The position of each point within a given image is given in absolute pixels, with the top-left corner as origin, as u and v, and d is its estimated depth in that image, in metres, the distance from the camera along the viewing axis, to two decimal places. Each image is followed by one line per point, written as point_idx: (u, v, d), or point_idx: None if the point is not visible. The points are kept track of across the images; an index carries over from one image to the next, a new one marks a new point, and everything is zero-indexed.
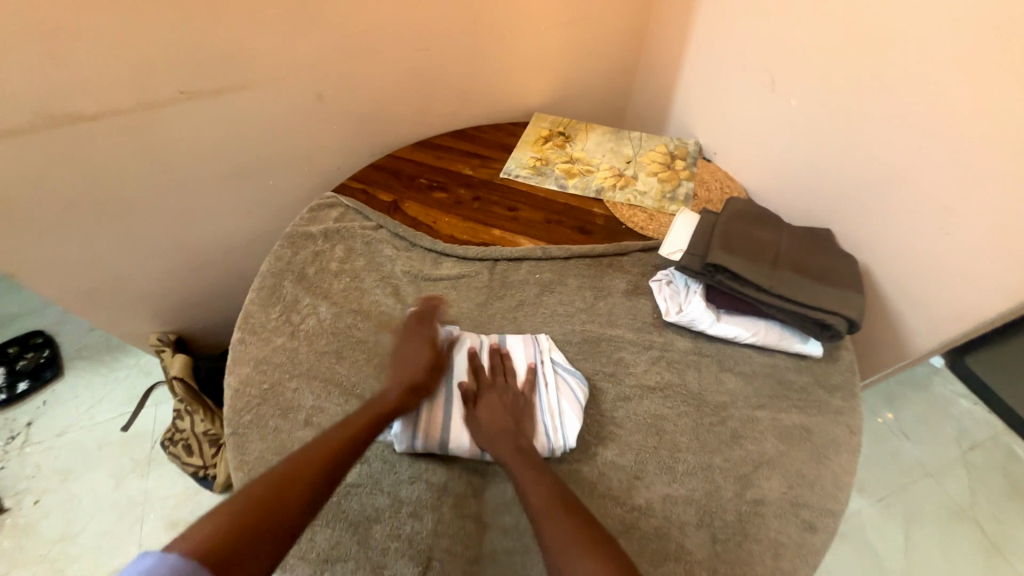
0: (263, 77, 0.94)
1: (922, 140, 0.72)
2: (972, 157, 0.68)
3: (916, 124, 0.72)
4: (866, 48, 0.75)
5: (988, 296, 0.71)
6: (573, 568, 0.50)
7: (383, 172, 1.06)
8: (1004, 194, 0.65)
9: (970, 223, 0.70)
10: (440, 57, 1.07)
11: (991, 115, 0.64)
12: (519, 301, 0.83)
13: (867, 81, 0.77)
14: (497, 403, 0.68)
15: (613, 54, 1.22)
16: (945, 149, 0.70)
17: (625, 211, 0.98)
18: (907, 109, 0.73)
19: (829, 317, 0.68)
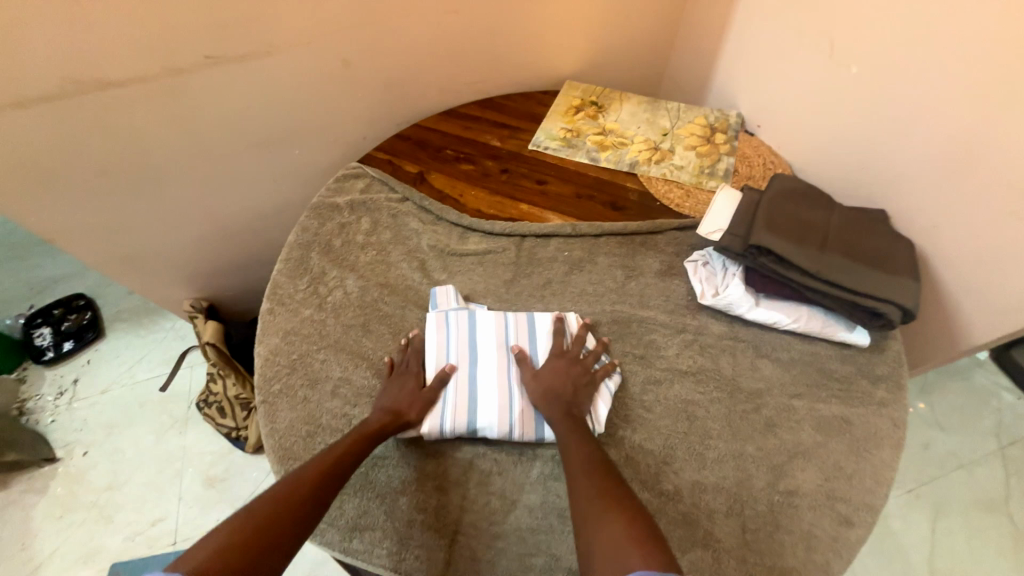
0: (288, 42, 0.91)
1: (1004, 112, 0.65)
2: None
3: (999, 94, 0.65)
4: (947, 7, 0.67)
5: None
6: (598, 520, 0.50)
7: (409, 142, 1.04)
8: None
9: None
10: (469, 20, 1.01)
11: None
12: (547, 278, 0.81)
13: (946, 44, 0.69)
14: (555, 368, 0.67)
15: (653, 16, 1.14)
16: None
17: (660, 187, 0.93)
18: (989, 77, 0.65)
19: (881, 305, 0.64)
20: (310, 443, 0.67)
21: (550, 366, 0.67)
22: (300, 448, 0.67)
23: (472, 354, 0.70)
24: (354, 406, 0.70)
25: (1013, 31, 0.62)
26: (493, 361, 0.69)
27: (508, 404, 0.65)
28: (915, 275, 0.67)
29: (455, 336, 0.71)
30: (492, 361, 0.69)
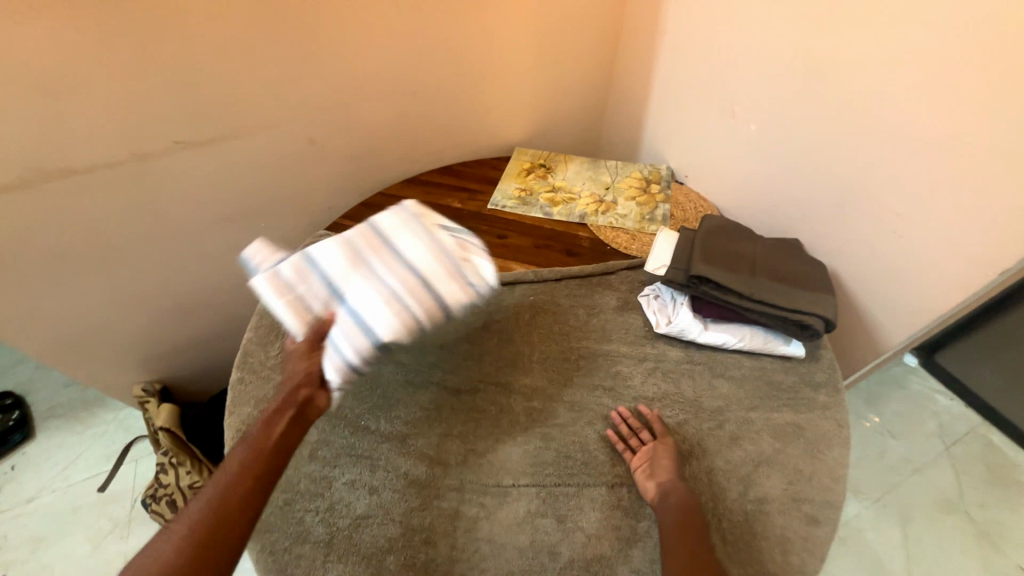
0: (257, 125, 0.98)
1: (868, 155, 0.81)
2: (915, 168, 0.76)
3: (860, 142, 0.81)
4: (808, 79, 0.85)
5: (939, 291, 0.78)
6: None
7: (374, 209, 1.10)
8: (944, 198, 0.74)
9: (921, 225, 0.77)
10: (424, 100, 1.14)
11: (926, 131, 0.73)
12: (515, 322, 0.86)
13: (815, 108, 0.86)
14: (647, 465, 0.66)
15: (585, 92, 1.32)
16: (890, 162, 0.78)
17: (609, 233, 1.04)
18: (851, 130, 0.82)
19: (806, 317, 0.73)
20: (288, 512, 0.64)
21: (644, 464, 0.66)
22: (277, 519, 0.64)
23: (350, 289, 0.71)
24: (333, 467, 0.68)
25: (860, 96, 0.79)
26: (373, 289, 0.71)
27: (392, 324, 0.69)
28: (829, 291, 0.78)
29: (326, 278, 0.71)
30: (369, 288, 0.71)
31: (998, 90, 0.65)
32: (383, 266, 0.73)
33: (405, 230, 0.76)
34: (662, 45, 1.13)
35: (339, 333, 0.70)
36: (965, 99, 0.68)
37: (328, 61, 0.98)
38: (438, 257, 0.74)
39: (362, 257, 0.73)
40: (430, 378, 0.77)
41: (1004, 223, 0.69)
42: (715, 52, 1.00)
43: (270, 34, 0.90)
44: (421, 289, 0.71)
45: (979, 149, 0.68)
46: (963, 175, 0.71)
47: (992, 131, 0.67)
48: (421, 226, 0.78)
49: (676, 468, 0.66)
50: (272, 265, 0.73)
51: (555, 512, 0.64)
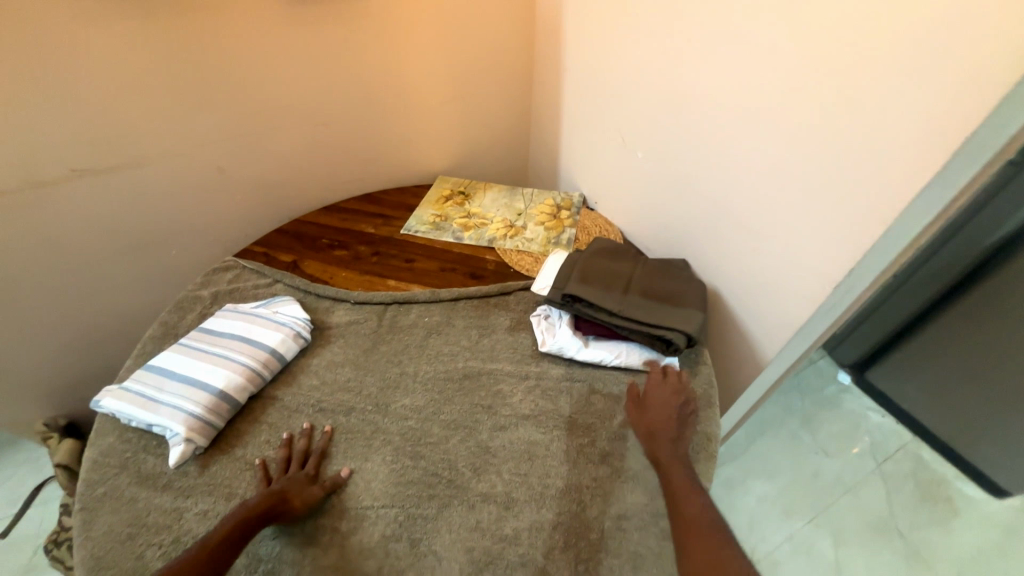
0: (162, 155, 1.00)
1: (727, 180, 0.84)
2: (764, 191, 0.78)
3: (720, 169, 0.85)
4: (676, 110, 0.90)
5: (793, 306, 0.80)
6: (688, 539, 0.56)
7: (287, 235, 1.11)
8: (784, 215, 0.76)
9: (774, 245, 0.79)
10: (340, 131, 1.18)
11: (764, 156, 0.76)
12: (404, 344, 0.87)
13: (682, 136, 0.91)
14: (666, 404, 0.73)
15: (504, 123, 1.38)
16: (744, 186, 0.81)
17: (513, 256, 1.06)
18: (711, 159, 0.86)
19: (671, 334, 0.76)
20: (130, 547, 0.61)
21: (664, 399, 0.73)
22: (115, 555, 0.60)
23: (194, 356, 0.77)
24: (186, 497, 0.66)
25: (712, 125, 0.83)
26: (216, 350, 0.78)
27: (234, 368, 0.75)
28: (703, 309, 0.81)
29: (169, 363, 0.76)
30: (209, 352, 0.77)
31: (811, 116, 0.68)
32: (223, 333, 0.81)
33: (235, 315, 0.86)
34: (566, 82, 1.20)
35: (167, 392, 0.72)
36: (786, 128, 0.72)
37: (233, 95, 1.01)
38: (269, 322, 0.84)
39: (210, 333, 0.82)
40: (306, 402, 0.77)
41: (833, 241, 0.70)
42: (605, 87, 1.06)
43: (169, 69, 0.93)
44: (249, 344, 0.79)
45: (801, 173, 0.72)
46: (792, 193, 0.74)
47: (808, 156, 0.70)
48: (249, 309, 0.87)
49: (675, 407, 0.73)
50: (115, 393, 0.73)
51: (409, 535, 0.62)
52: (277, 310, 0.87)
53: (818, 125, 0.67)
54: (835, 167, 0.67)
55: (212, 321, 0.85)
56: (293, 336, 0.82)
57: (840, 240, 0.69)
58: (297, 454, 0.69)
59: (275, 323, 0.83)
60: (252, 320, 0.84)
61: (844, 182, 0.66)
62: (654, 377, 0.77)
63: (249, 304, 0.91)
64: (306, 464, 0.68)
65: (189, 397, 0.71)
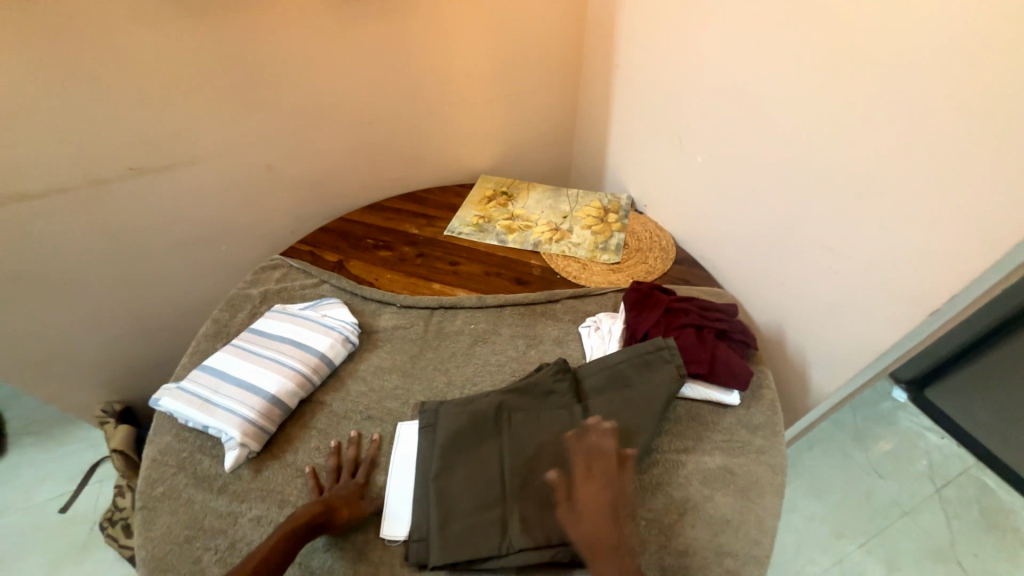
0: (212, 153, 1.01)
1: (801, 191, 0.78)
2: (845, 205, 0.72)
3: (794, 179, 0.79)
4: (745, 115, 0.84)
5: (869, 330, 0.74)
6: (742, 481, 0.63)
7: (332, 234, 1.11)
8: (865, 231, 0.70)
9: (853, 264, 0.73)
10: (384, 129, 1.16)
11: (852, 168, 0.70)
12: (451, 352, 0.85)
13: (751, 140, 0.84)
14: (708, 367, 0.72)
15: (550, 119, 1.33)
16: (821, 199, 0.75)
17: (560, 262, 1.03)
18: (784, 168, 0.80)
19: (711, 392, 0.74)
20: (187, 550, 0.62)
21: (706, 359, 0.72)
22: (174, 557, 0.62)
23: (247, 357, 0.78)
24: (240, 502, 0.66)
25: (788, 133, 0.77)
26: (268, 352, 0.78)
27: (285, 373, 0.75)
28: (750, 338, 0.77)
29: (223, 364, 0.77)
30: (262, 354, 0.78)
31: (913, 130, 0.61)
32: (275, 334, 0.82)
33: (284, 316, 0.86)
34: (617, 81, 1.15)
35: (221, 395, 0.72)
36: (878, 135, 0.65)
37: (282, 93, 1.01)
38: (317, 325, 0.83)
39: (261, 334, 0.82)
40: (356, 409, 0.77)
41: (923, 260, 0.64)
42: (662, 87, 1.01)
43: (220, 66, 0.92)
44: (299, 349, 0.79)
45: (886, 186, 0.66)
46: (876, 206, 0.68)
47: (898, 168, 0.64)
48: (297, 310, 0.87)
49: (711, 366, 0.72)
50: (172, 391, 0.74)
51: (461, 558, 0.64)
52: (325, 313, 0.87)
53: (920, 133, 0.61)
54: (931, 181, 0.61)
55: (263, 322, 0.85)
56: (341, 342, 0.82)
57: (932, 265, 0.64)
58: (348, 463, 0.70)
59: (324, 327, 0.83)
60: (302, 322, 0.84)
61: (949, 205, 0.60)
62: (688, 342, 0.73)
63: (296, 305, 0.91)
64: (359, 473, 0.69)
65: (244, 401, 0.71)
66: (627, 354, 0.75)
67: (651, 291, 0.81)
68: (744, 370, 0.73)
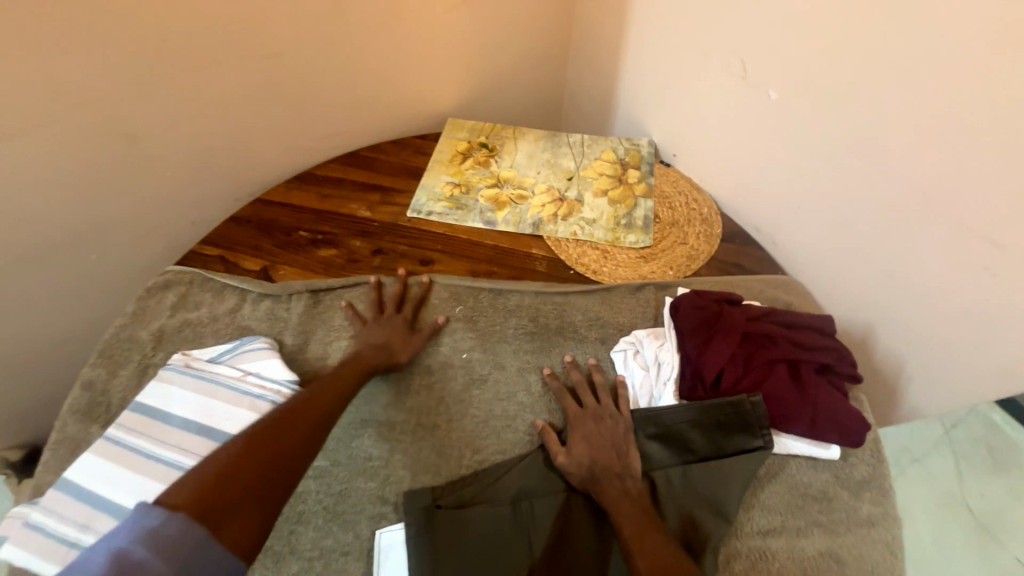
0: (24, 121, 0.61)
1: (960, 151, 0.52)
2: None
3: (951, 133, 0.52)
4: (873, 28, 0.55)
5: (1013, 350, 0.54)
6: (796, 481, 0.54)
7: (249, 226, 0.79)
8: None
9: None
10: (303, 60, 0.77)
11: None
12: (440, 399, 0.62)
13: (888, 59, 0.55)
14: (807, 421, 0.53)
15: (538, 32, 0.95)
16: (995, 166, 0.50)
17: (572, 249, 0.76)
18: (941, 113, 0.52)
19: (809, 452, 0.55)
20: None
21: (803, 413, 0.53)
22: None
23: (135, 466, 0.52)
24: None
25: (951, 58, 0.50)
26: (166, 453, 0.53)
27: None
28: (857, 373, 0.56)
29: (99, 483, 0.51)
30: (157, 458, 0.53)
31: None
32: (173, 419, 0.55)
33: (184, 382, 0.58)
34: None
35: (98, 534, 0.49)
36: None
37: (127, 8, 0.61)
38: (235, 394, 0.57)
39: (153, 418, 0.56)
40: (315, 509, 0.55)
41: None
42: None
43: None
44: (212, 441, 0.54)
45: None
46: None
47: None
48: (205, 366, 0.60)
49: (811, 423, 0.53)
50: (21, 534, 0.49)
51: None
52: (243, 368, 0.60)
53: None
54: None
55: (153, 395, 0.58)
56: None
57: None
58: (397, 297, 0.68)
59: (246, 398, 0.57)
60: (213, 391, 0.57)
61: None
62: (780, 387, 0.54)
63: (200, 353, 0.62)
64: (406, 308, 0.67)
65: None
66: (696, 412, 0.55)
67: (718, 305, 0.58)
68: (854, 420, 0.53)
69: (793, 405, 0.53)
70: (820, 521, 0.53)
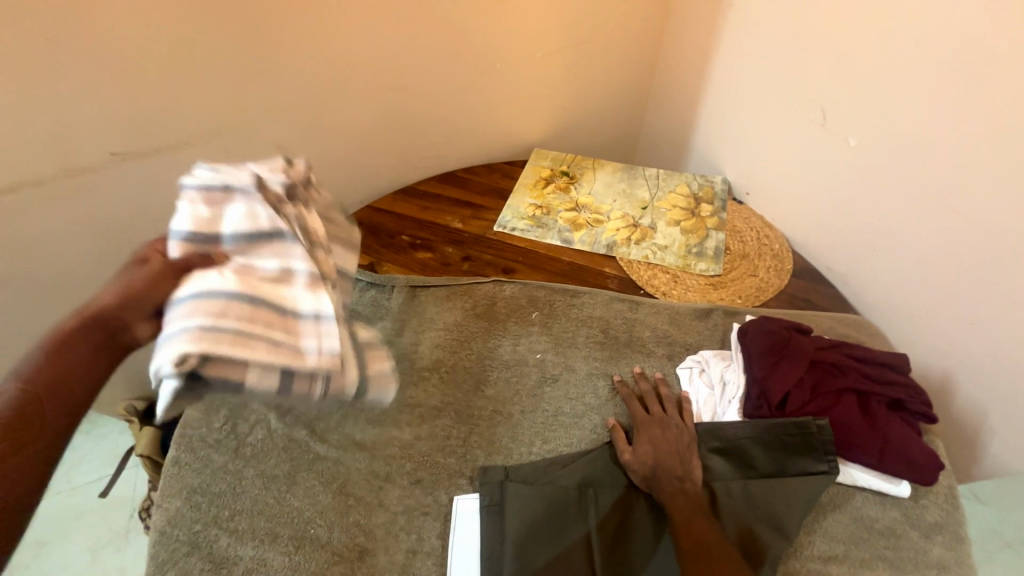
0: (218, 131, 0.78)
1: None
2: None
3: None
4: (960, 83, 0.59)
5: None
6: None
7: (359, 228, 0.92)
8: None
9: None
10: (425, 97, 0.92)
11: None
12: (515, 390, 0.69)
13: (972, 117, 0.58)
14: (873, 452, 0.54)
15: (623, 78, 1.05)
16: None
17: (643, 271, 0.81)
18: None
19: (875, 487, 0.56)
20: None
21: (870, 445, 0.54)
22: None
23: None
24: None
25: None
26: None
27: None
28: (929, 410, 0.57)
29: None
30: None
31: None
32: None
33: None
34: (726, 23, 0.87)
35: None
36: None
37: (305, 53, 0.78)
38: None
39: None
40: (401, 470, 0.62)
41: None
42: (807, 35, 0.73)
43: (216, 11, 0.68)
44: None
45: None
46: None
47: None
48: None
49: (877, 456, 0.54)
50: None
51: None
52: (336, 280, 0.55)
53: None
54: None
55: None
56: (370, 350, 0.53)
57: None
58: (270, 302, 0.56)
59: None
60: None
61: None
62: (847, 416, 0.55)
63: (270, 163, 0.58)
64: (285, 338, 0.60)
65: None
66: (757, 430, 0.58)
67: (786, 332, 0.61)
68: (926, 457, 0.54)
69: (862, 435, 0.54)
70: (886, 556, 0.53)
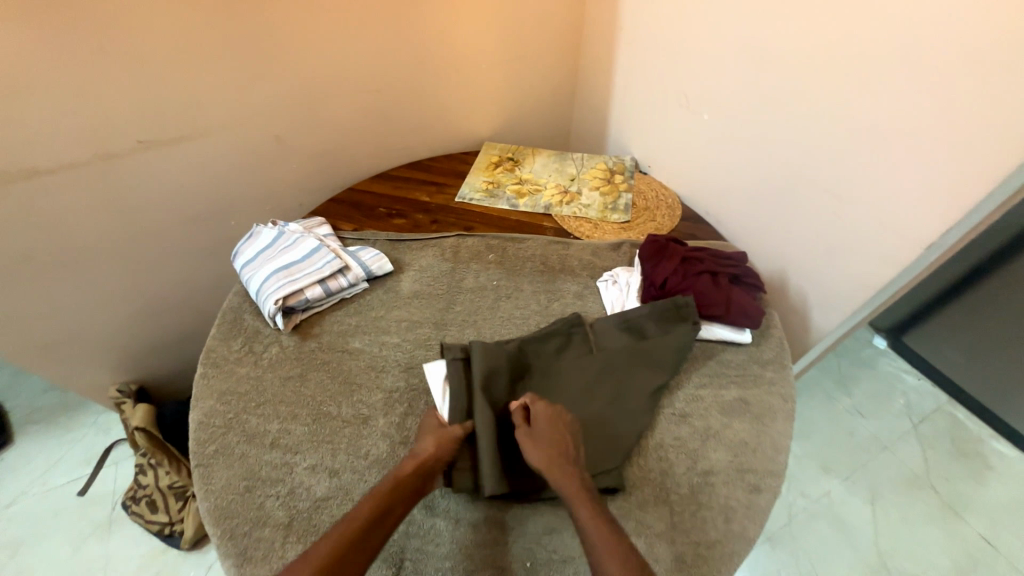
0: (223, 124, 0.99)
1: (842, 148, 0.79)
2: (913, 172, 0.72)
3: (837, 136, 0.79)
4: (771, 70, 0.85)
5: (876, 269, 0.81)
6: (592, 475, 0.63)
7: (342, 203, 1.11)
8: (867, 174, 0.77)
9: (873, 214, 0.78)
10: (393, 100, 1.15)
11: (925, 131, 0.68)
12: (476, 305, 0.90)
13: (757, 95, 0.89)
14: (723, 309, 0.79)
15: (552, 85, 1.33)
16: (875, 164, 0.76)
17: (572, 222, 1.06)
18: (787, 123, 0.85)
19: (729, 338, 0.80)
20: (251, 498, 0.67)
21: (721, 305, 0.79)
22: (239, 505, 0.66)
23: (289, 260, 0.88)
24: (295, 453, 0.71)
25: (840, 94, 0.76)
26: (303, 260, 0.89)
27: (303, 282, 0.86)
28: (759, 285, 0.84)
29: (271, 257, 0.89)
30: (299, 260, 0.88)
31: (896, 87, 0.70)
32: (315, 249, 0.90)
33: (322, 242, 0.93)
34: (620, 39, 1.15)
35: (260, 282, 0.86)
36: (869, 87, 0.73)
37: (294, 63, 0.99)
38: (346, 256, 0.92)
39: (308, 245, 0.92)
40: (392, 364, 0.81)
41: (930, 197, 0.71)
42: (666, 47, 1.03)
43: (222, 29, 0.89)
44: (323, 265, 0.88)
45: (884, 132, 0.73)
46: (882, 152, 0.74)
47: (891, 119, 0.72)
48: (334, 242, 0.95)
49: (726, 312, 0.79)
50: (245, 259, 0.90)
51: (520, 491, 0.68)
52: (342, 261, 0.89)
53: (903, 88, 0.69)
54: (914, 129, 0.70)
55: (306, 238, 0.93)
56: (365, 277, 0.91)
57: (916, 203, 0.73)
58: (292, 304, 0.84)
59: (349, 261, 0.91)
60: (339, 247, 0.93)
61: (926, 149, 0.69)
62: (707, 289, 0.80)
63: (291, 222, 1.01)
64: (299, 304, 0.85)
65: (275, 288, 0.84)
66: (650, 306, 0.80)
67: (667, 243, 0.87)
68: (756, 311, 0.80)
69: (717, 300, 0.79)
70: (737, 380, 0.77)
